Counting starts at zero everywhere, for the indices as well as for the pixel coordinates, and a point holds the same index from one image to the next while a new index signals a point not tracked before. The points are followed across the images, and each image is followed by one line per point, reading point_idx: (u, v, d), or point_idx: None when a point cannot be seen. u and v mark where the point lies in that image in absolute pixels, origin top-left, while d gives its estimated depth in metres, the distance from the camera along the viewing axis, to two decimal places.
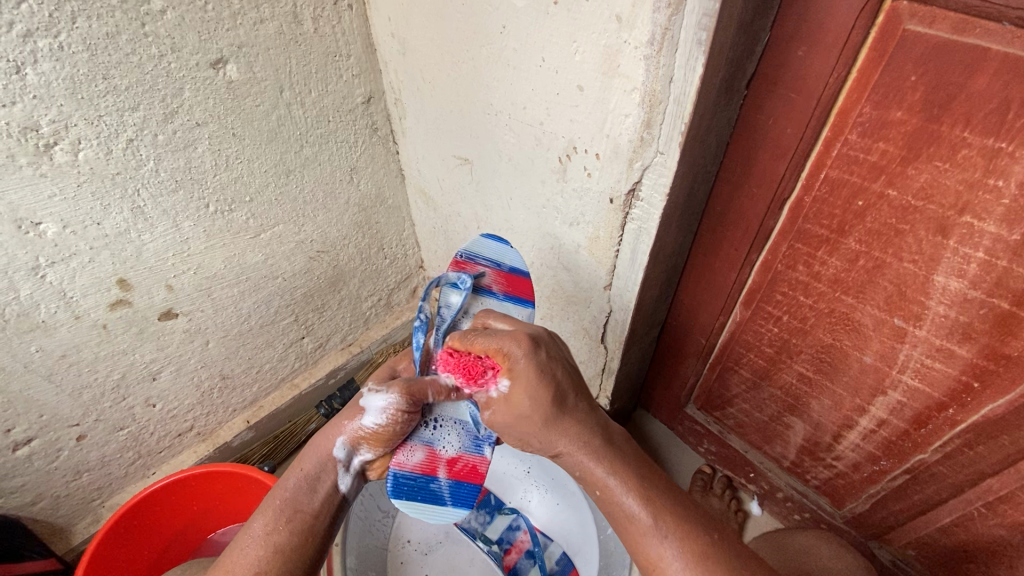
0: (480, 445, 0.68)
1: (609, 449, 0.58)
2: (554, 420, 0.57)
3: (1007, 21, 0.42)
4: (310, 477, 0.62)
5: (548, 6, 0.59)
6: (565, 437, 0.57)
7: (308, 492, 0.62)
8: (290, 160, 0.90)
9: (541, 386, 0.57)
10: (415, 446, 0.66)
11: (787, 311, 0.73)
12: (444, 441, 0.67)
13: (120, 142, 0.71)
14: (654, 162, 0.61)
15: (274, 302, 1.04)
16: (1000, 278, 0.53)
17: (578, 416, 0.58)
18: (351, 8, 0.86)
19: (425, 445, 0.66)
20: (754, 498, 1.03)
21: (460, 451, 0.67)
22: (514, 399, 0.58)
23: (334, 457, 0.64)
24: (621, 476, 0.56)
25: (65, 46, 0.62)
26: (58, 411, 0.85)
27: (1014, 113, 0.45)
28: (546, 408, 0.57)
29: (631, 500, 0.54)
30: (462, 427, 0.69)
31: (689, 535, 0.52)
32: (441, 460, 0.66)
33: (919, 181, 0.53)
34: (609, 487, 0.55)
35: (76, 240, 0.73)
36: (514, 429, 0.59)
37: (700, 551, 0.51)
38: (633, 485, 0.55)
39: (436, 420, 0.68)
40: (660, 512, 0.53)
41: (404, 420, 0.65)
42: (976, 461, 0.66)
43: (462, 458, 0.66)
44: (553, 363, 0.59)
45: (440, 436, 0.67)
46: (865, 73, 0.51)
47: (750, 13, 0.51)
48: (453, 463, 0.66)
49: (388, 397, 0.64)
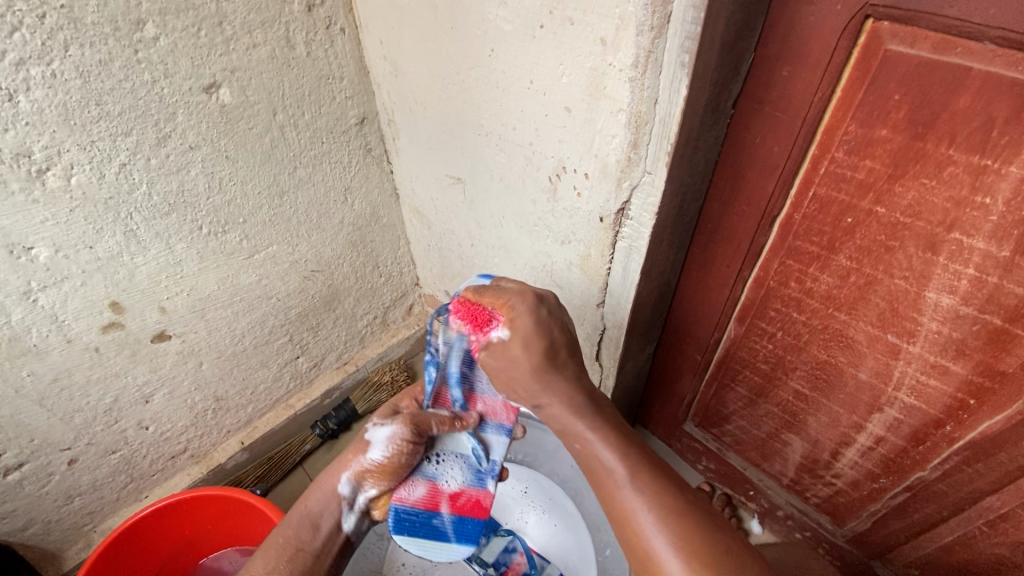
0: (483, 479, 0.69)
1: (591, 410, 0.62)
2: (544, 375, 0.61)
3: (987, 40, 0.43)
4: (312, 515, 0.64)
5: (534, 30, 0.59)
6: (548, 393, 0.62)
7: (310, 528, 0.63)
8: (283, 181, 0.91)
9: (537, 334, 0.60)
10: (417, 481, 0.67)
11: (781, 327, 0.73)
12: (447, 475, 0.68)
13: (113, 166, 0.71)
14: (643, 182, 0.61)
15: (268, 322, 1.03)
16: (991, 294, 0.53)
17: (566, 376, 0.63)
18: (344, 31, 0.87)
19: (427, 480, 0.67)
20: (754, 516, 1.01)
21: (462, 486, 0.68)
22: (512, 348, 0.61)
23: (338, 493, 0.65)
24: (600, 430, 0.60)
25: (57, 73, 0.62)
26: (49, 436, 0.84)
27: (998, 130, 0.45)
28: (537, 361, 0.61)
29: (606, 452, 0.58)
30: (465, 460, 0.69)
31: (662, 491, 0.54)
32: (443, 495, 0.67)
33: (906, 198, 0.53)
34: (587, 439, 0.60)
35: (68, 264, 0.73)
36: (506, 379, 0.63)
37: (670, 507, 0.53)
38: (610, 440, 0.59)
39: (438, 454, 0.69)
40: (633, 465, 0.56)
41: (408, 453, 0.65)
42: (976, 479, 0.65)
43: (464, 492, 0.67)
44: (552, 320, 0.62)
45: (442, 470, 0.68)
46: (849, 93, 0.52)
47: (733, 35, 0.51)
48: (456, 497, 0.67)
49: (394, 432, 0.65)
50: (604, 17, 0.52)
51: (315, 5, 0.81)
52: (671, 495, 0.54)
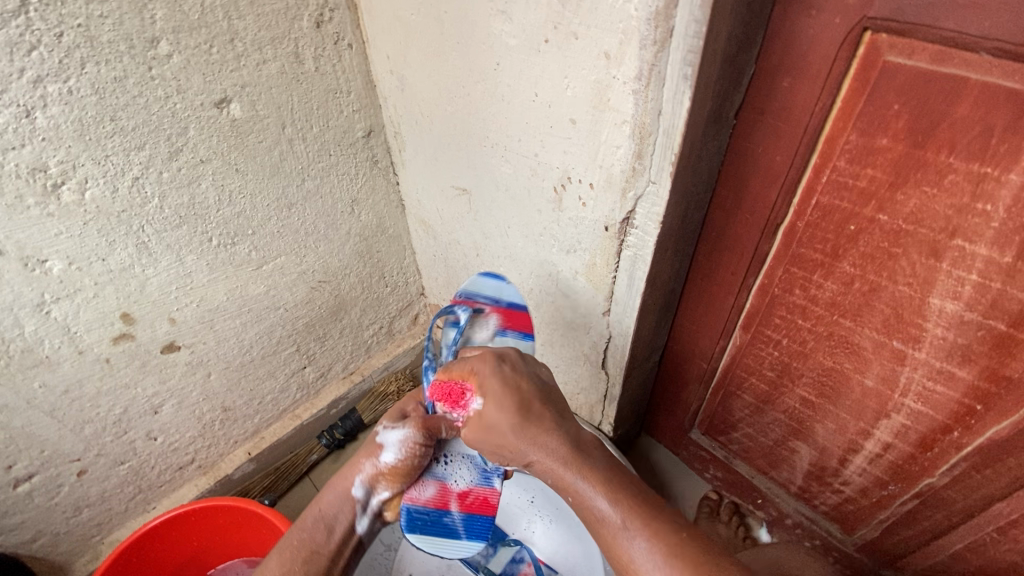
0: (490, 477, 0.69)
1: (581, 451, 0.58)
2: (524, 430, 0.58)
3: (984, 51, 0.44)
4: (327, 517, 0.65)
5: (539, 44, 0.61)
6: (537, 445, 0.58)
7: (325, 532, 0.64)
8: (291, 194, 0.92)
9: (507, 395, 0.60)
10: (427, 482, 0.68)
11: (786, 334, 0.73)
12: (456, 475, 0.69)
13: (126, 180, 0.72)
14: (647, 192, 0.62)
15: (276, 333, 1.04)
16: (995, 300, 0.53)
17: (546, 422, 0.59)
18: (351, 47, 0.89)
19: (437, 480, 0.68)
20: (763, 525, 1.00)
21: (471, 485, 0.68)
22: (485, 416, 0.60)
23: (352, 496, 0.66)
24: (591, 476, 0.56)
25: (74, 90, 0.64)
26: (59, 447, 0.85)
27: (997, 139, 0.46)
28: (515, 414, 0.59)
29: (604, 501, 0.54)
30: (472, 461, 0.71)
31: (667, 536, 0.51)
32: (453, 494, 0.67)
33: (908, 206, 0.54)
34: (581, 490, 0.55)
35: (81, 276, 0.75)
36: (489, 443, 0.61)
37: (680, 558, 0.49)
38: (605, 486, 0.55)
39: (447, 457, 0.71)
40: (633, 513, 0.53)
41: (419, 454, 0.68)
42: (984, 485, 0.65)
43: (473, 491, 0.68)
44: (519, 376, 0.62)
45: (450, 471, 0.69)
46: (849, 103, 0.53)
47: (734, 47, 0.53)
48: (464, 497, 0.67)
49: (404, 433, 0.68)
50: (608, 32, 0.53)
51: (323, 21, 0.83)
52: (680, 541, 0.50)
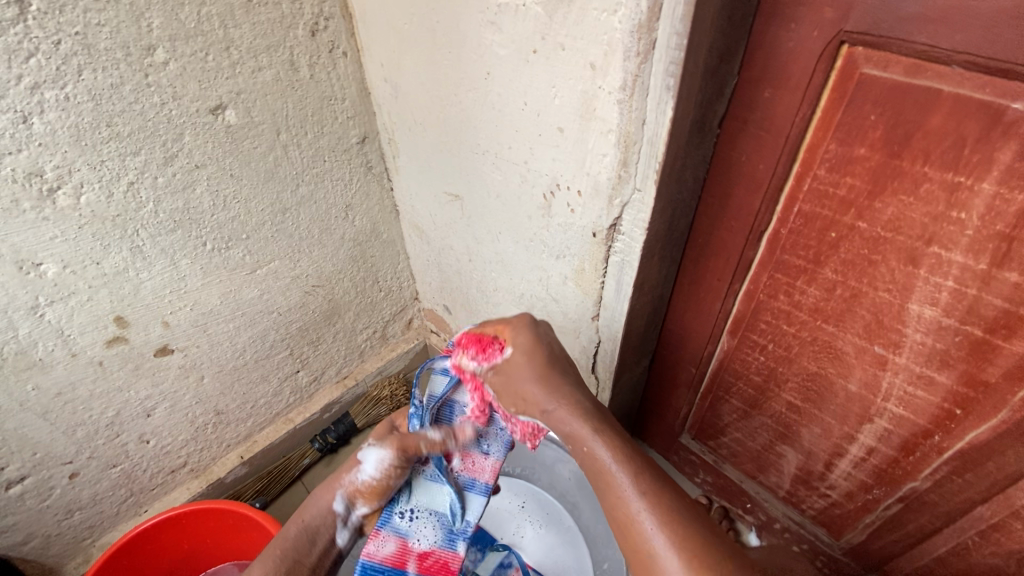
0: (454, 540, 0.66)
1: (596, 416, 0.63)
2: (547, 378, 0.64)
3: (956, 64, 0.45)
4: (309, 529, 0.65)
5: (528, 55, 0.62)
6: (558, 398, 0.63)
7: (306, 543, 0.64)
8: (286, 199, 0.93)
9: (536, 352, 0.66)
10: (388, 535, 0.66)
11: (771, 339, 0.74)
12: (419, 532, 0.66)
13: (121, 185, 0.73)
14: (633, 199, 0.63)
15: (269, 336, 1.05)
16: (971, 306, 0.54)
17: (568, 383, 0.65)
18: (346, 55, 0.90)
19: (398, 535, 0.66)
20: (752, 529, 0.99)
21: (432, 546, 0.65)
22: (513, 360, 0.66)
23: (333, 510, 0.67)
24: (605, 433, 0.60)
25: (70, 96, 0.65)
26: (51, 449, 0.85)
27: (970, 149, 0.47)
28: (540, 368, 0.65)
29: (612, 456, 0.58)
30: (438, 519, 0.67)
31: (659, 496, 0.55)
32: (411, 554, 0.65)
33: (886, 214, 0.55)
34: (593, 443, 0.59)
35: (76, 279, 0.75)
36: (508, 391, 0.66)
37: (674, 514, 0.53)
38: (613, 442, 0.59)
39: (413, 511, 0.68)
40: (638, 472, 0.57)
41: (396, 473, 0.67)
42: (965, 489, 0.66)
43: (433, 552, 0.65)
44: (551, 342, 0.68)
45: (414, 527, 0.67)
46: (828, 114, 0.54)
47: (716, 59, 0.54)
48: (424, 558, 0.64)
49: (382, 454, 0.67)
50: (593, 43, 0.55)
51: (319, 30, 0.85)
52: (676, 504, 0.54)
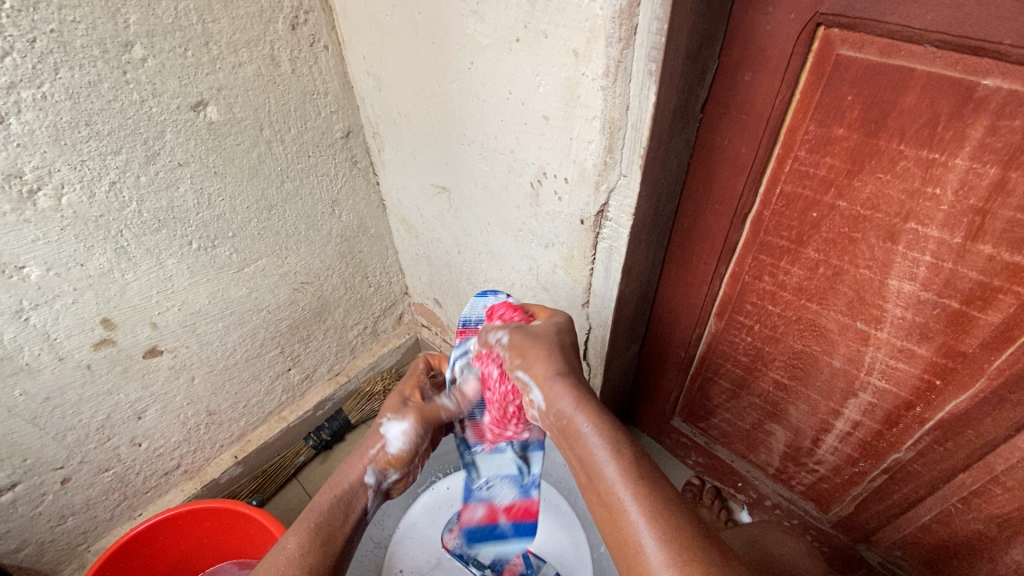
0: (528, 489, 0.76)
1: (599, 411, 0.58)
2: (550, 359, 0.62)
3: (927, 44, 0.46)
4: (343, 501, 0.65)
5: (511, 43, 0.62)
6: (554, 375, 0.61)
7: (341, 514, 0.64)
8: (271, 195, 0.93)
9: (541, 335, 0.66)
10: (476, 505, 0.77)
11: (757, 320, 0.76)
12: (500, 494, 0.77)
13: (103, 184, 0.72)
14: (619, 185, 0.64)
15: (259, 335, 1.05)
16: (948, 279, 0.56)
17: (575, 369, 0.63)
18: (327, 48, 0.90)
19: (485, 503, 0.77)
20: (744, 507, 1.03)
21: (514, 499, 0.76)
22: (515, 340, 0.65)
23: (363, 482, 0.68)
24: (597, 416, 0.57)
25: (48, 96, 0.64)
26: (42, 455, 0.84)
27: (943, 126, 0.49)
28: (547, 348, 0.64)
29: (607, 453, 0.55)
30: (509, 479, 0.76)
31: (657, 500, 0.51)
32: (500, 510, 0.77)
33: (865, 192, 0.56)
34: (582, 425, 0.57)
35: (60, 282, 0.74)
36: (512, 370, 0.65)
37: (665, 516, 0.50)
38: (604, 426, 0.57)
39: (488, 481, 0.76)
40: (636, 471, 0.53)
41: (422, 437, 0.72)
42: (947, 457, 0.68)
43: (515, 505, 0.76)
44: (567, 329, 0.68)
45: (495, 491, 0.77)
46: (807, 95, 0.55)
47: (697, 44, 0.55)
48: (509, 509, 0.77)
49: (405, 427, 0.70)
50: (575, 30, 0.55)
51: (298, 23, 0.84)
52: (670, 515, 0.50)
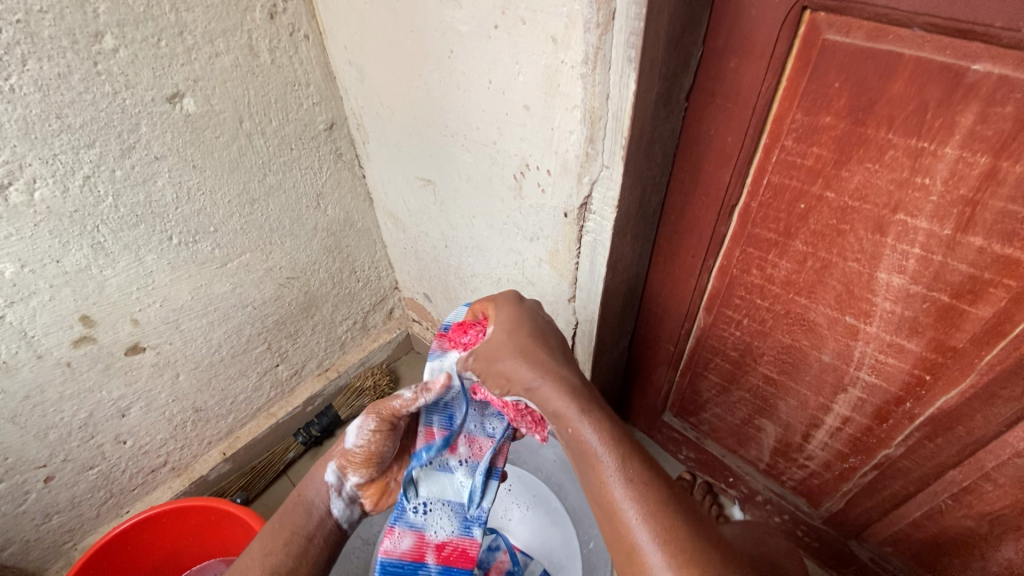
0: (470, 527, 0.71)
1: (587, 397, 0.58)
2: (528, 353, 0.61)
3: (916, 27, 0.44)
4: (305, 501, 0.67)
5: (490, 30, 0.60)
6: (545, 373, 0.59)
7: (304, 514, 0.66)
8: (253, 189, 0.91)
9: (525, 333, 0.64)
10: (404, 531, 0.69)
11: (746, 314, 0.75)
12: (435, 525, 0.70)
13: (77, 179, 0.71)
14: (601, 176, 0.62)
15: (245, 331, 1.03)
16: (937, 272, 0.54)
17: (554, 358, 0.61)
18: (308, 38, 0.88)
19: (414, 531, 0.69)
20: (735, 502, 1.03)
21: (450, 535, 0.71)
22: (496, 343, 0.64)
23: (325, 482, 0.69)
24: (592, 415, 0.56)
25: (15, 87, 0.62)
26: (23, 454, 0.83)
27: (932, 114, 0.47)
28: (522, 344, 0.62)
29: (598, 439, 0.54)
30: (452, 508, 0.71)
31: (648, 484, 0.51)
32: (429, 546, 0.70)
33: (853, 182, 0.55)
34: (579, 424, 0.55)
35: (35, 279, 0.73)
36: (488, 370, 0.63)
37: (657, 501, 0.50)
38: (600, 424, 0.55)
39: (426, 504, 0.70)
40: (626, 456, 0.53)
41: (380, 438, 0.68)
42: (938, 453, 0.67)
43: (451, 542, 0.70)
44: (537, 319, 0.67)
45: (430, 521, 0.70)
46: (793, 82, 0.53)
47: (679, 29, 0.53)
48: (441, 548, 0.70)
49: (362, 424, 0.68)
50: (553, 15, 0.53)
51: (277, 12, 0.82)
52: (661, 498, 0.50)
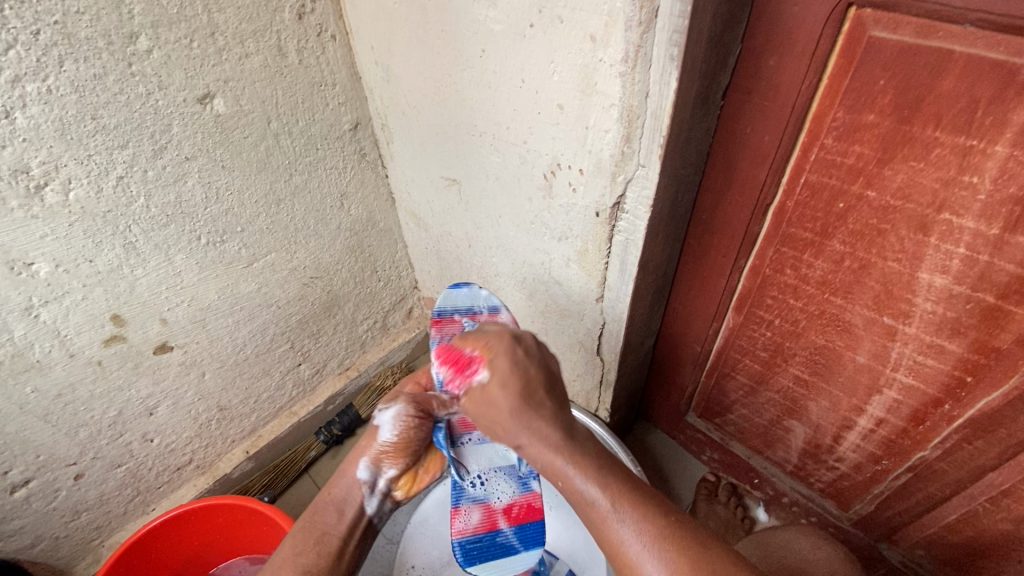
0: (527, 482, 0.76)
1: (575, 443, 0.55)
2: (518, 407, 0.56)
3: (968, 23, 0.43)
4: (337, 500, 0.68)
5: (524, 30, 0.60)
6: (531, 429, 0.55)
7: (336, 513, 0.67)
8: (279, 189, 0.91)
9: (515, 378, 0.57)
10: (470, 508, 0.73)
11: (778, 314, 0.74)
12: (495, 492, 0.74)
13: (110, 179, 0.71)
14: (637, 176, 0.62)
15: (269, 330, 1.04)
16: (983, 272, 0.53)
17: (544, 409, 0.56)
18: (335, 38, 0.88)
19: (480, 504, 0.73)
20: (760, 504, 1.01)
21: (513, 497, 0.74)
22: (486, 400, 0.58)
23: (358, 478, 0.69)
24: (582, 464, 0.53)
25: (53, 89, 0.63)
26: (54, 451, 0.84)
27: (982, 111, 0.46)
28: (512, 398, 0.56)
29: (591, 485, 0.52)
30: (506, 473, 0.75)
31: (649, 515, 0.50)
32: (498, 512, 0.73)
33: (896, 181, 0.54)
34: (571, 476, 0.53)
35: (69, 278, 0.74)
36: (485, 420, 0.59)
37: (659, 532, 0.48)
38: (591, 471, 0.53)
39: (482, 477, 0.74)
40: (621, 495, 0.51)
41: (414, 426, 0.69)
42: (976, 456, 0.66)
43: (516, 502, 0.74)
44: (530, 360, 0.59)
45: (490, 490, 0.74)
46: (835, 80, 0.53)
47: (720, 27, 0.52)
48: (509, 510, 0.74)
49: (395, 413, 0.70)
50: (592, 14, 0.53)
51: (305, 13, 0.82)
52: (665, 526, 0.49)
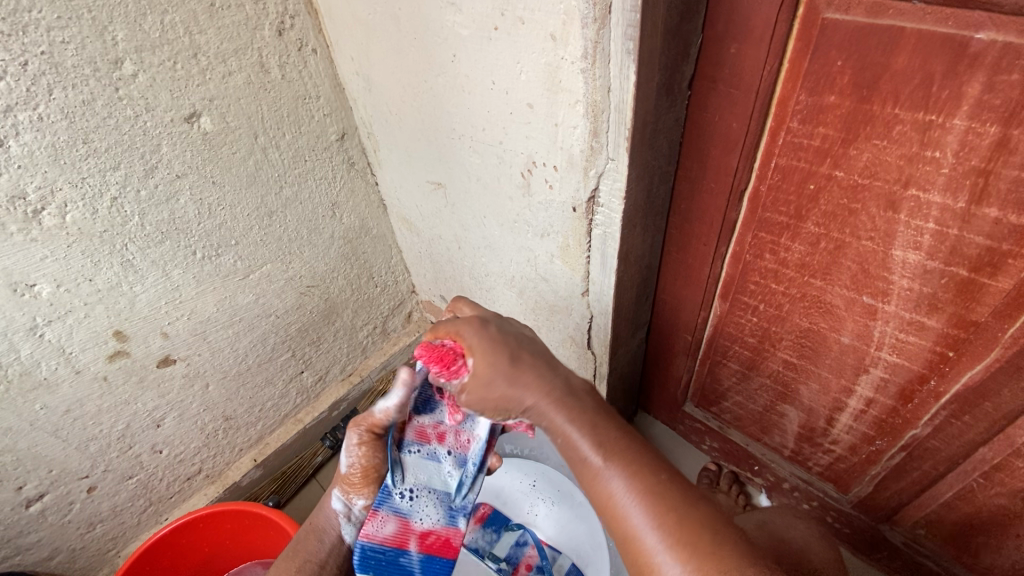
0: (455, 517, 0.63)
1: (570, 399, 0.59)
2: (517, 377, 0.58)
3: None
4: (316, 529, 0.70)
5: (491, 32, 0.61)
6: (532, 391, 0.58)
7: (315, 541, 0.69)
8: (270, 202, 0.94)
9: (499, 353, 0.59)
10: (387, 516, 0.61)
11: (762, 299, 0.74)
12: (420, 513, 0.62)
13: (105, 201, 0.74)
14: (608, 169, 0.63)
15: (270, 339, 1.06)
16: (954, 246, 0.53)
17: (538, 372, 0.60)
18: (315, 52, 0.90)
19: (398, 516, 0.61)
20: (762, 491, 1.01)
21: (435, 524, 0.62)
22: (479, 377, 0.58)
23: (333, 509, 0.70)
24: (579, 420, 0.57)
25: (44, 116, 0.66)
26: (67, 465, 0.87)
27: (937, 86, 0.46)
28: (507, 368, 0.58)
29: (586, 441, 0.55)
30: (436, 496, 0.63)
31: (639, 472, 0.53)
32: (412, 533, 0.61)
33: (861, 160, 0.54)
34: (567, 432, 0.57)
35: (71, 297, 0.77)
36: (484, 403, 0.59)
37: (646, 489, 0.51)
38: (589, 428, 0.56)
39: (412, 490, 0.62)
40: (611, 452, 0.54)
41: (372, 456, 0.65)
42: (965, 432, 0.65)
43: (435, 531, 0.61)
44: (503, 334, 0.62)
45: (414, 507, 0.62)
46: (795, 63, 0.53)
47: (676, 19, 0.53)
48: (425, 537, 0.61)
49: (351, 446, 0.66)
50: (551, 14, 0.54)
51: (285, 28, 0.84)
52: (658, 483, 0.52)
